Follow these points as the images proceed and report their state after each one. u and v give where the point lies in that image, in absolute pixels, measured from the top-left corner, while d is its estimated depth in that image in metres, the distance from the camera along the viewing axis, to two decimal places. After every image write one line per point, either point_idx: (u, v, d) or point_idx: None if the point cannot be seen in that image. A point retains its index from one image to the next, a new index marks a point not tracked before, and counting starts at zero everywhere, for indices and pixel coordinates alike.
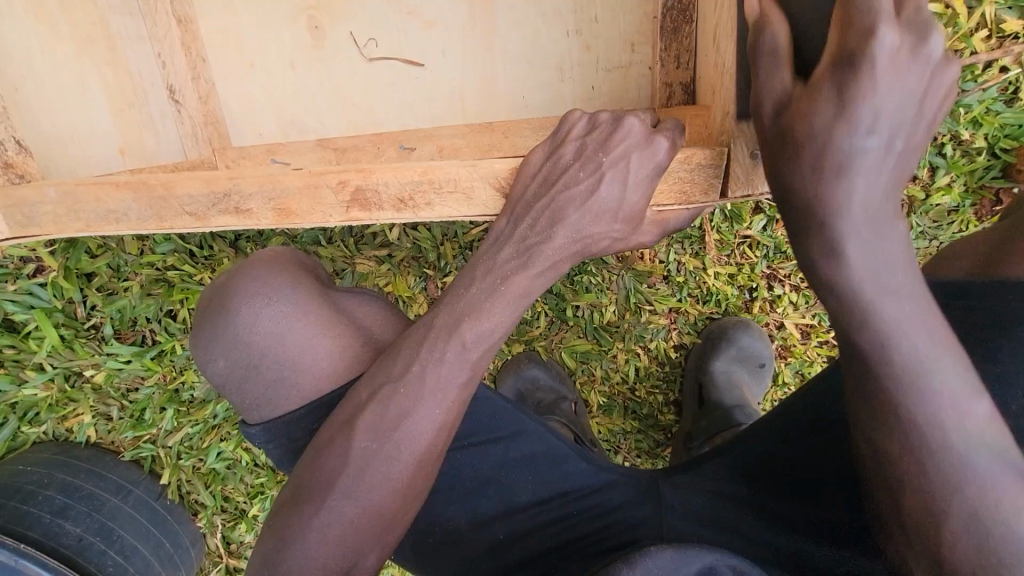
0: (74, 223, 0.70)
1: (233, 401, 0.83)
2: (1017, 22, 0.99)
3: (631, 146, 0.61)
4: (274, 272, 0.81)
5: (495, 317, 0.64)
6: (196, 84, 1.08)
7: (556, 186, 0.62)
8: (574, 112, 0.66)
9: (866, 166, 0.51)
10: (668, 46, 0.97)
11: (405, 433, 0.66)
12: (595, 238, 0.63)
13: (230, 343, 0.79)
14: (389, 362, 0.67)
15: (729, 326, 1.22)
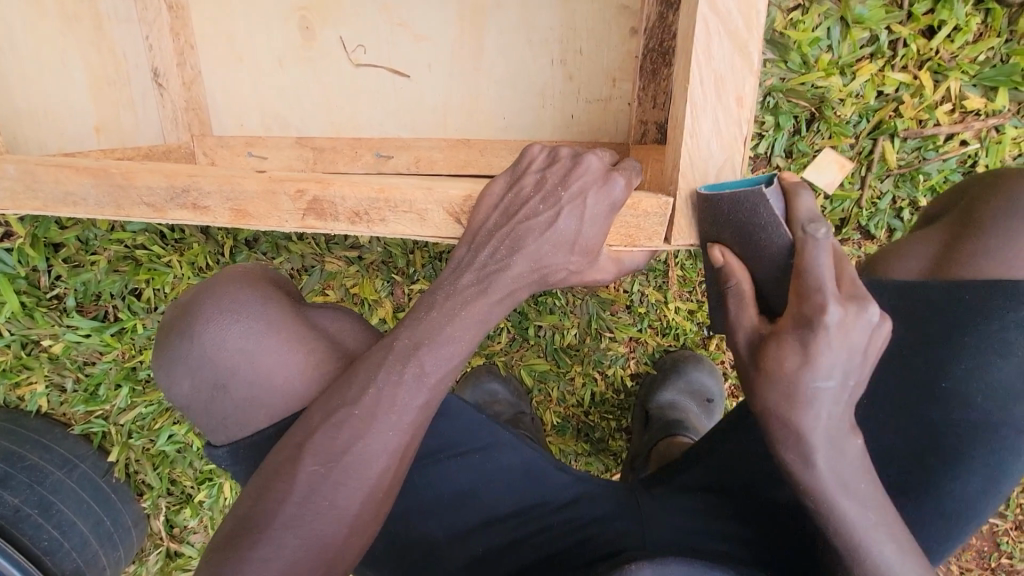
0: (30, 201, 0.70)
1: (200, 423, 0.84)
2: (980, 99, 1.03)
3: (589, 183, 0.63)
4: (244, 289, 0.81)
5: (452, 342, 0.66)
6: (182, 70, 1.10)
7: (517, 217, 0.63)
8: (535, 146, 0.67)
9: (826, 251, 0.55)
10: (647, 86, 1.00)
11: (356, 455, 0.66)
12: (552, 268, 0.64)
13: (197, 362, 0.79)
14: (347, 386, 0.69)
15: (681, 359, 1.25)
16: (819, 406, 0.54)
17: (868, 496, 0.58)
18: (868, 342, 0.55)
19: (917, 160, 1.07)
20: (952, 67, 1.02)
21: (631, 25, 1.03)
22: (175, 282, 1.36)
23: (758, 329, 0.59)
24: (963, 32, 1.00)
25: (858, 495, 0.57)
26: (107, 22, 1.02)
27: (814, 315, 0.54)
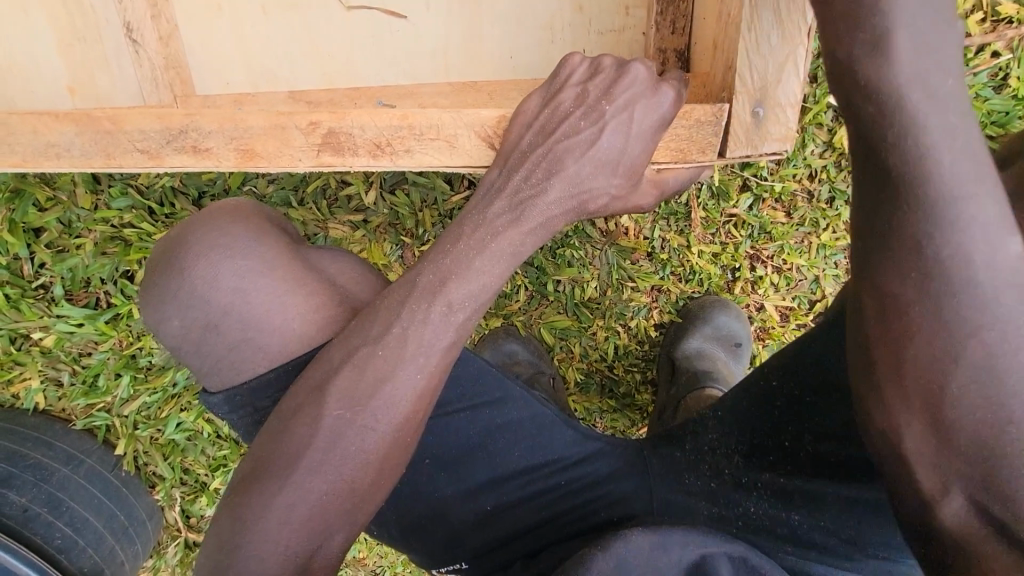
0: (7, 157, 0.63)
1: (190, 366, 0.72)
2: (1013, 5, 0.97)
3: (636, 95, 0.56)
4: (238, 223, 0.70)
5: (484, 278, 0.59)
6: (156, 24, 0.99)
7: (555, 136, 0.57)
8: (574, 55, 0.60)
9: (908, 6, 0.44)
10: (664, 10, 0.93)
11: (384, 398, 0.59)
12: (592, 193, 0.58)
13: (188, 299, 0.68)
14: (367, 322, 0.61)
15: (708, 306, 1.21)
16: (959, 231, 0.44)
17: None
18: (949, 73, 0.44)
19: None
20: None
21: None
22: None
23: (846, 191, 0.49)
24: None
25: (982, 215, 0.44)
26: None
27: None
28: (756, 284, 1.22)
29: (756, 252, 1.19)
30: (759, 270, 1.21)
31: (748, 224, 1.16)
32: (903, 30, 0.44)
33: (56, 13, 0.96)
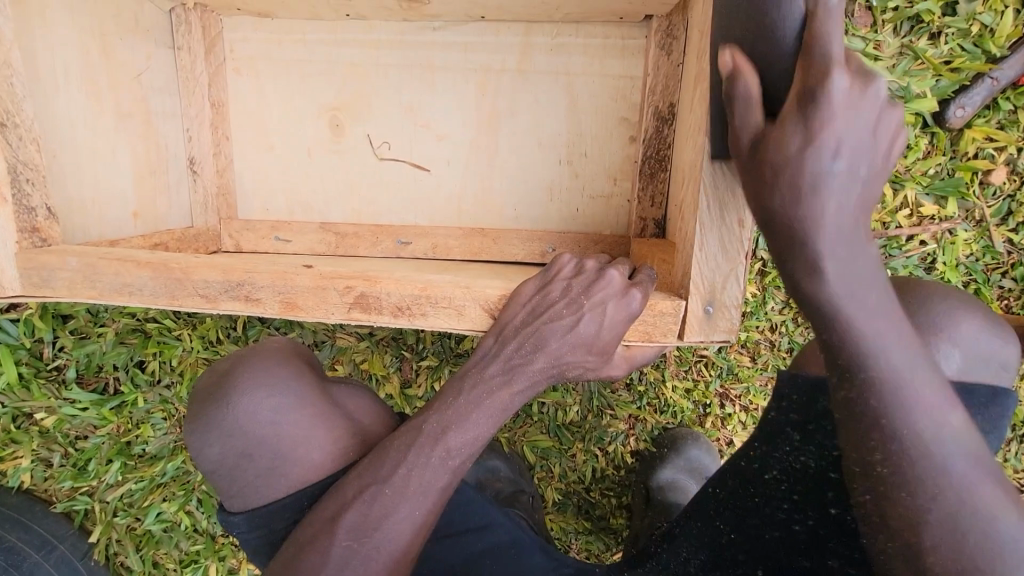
0: (87, 290, 0.74)
1: (216, 486, 0.81)
2: (933, 206, 1.16)
3: (609, 295, 0.69)
4: (280, 362, 0.82)
5: (478, 429, 0.69)
6: (216, 159, 1.18)
7: (543, 319, 0.69)
8: (563, 256, 0.75)
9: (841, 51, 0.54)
10: (645, 187, 1.12)
11: (384, 532, 0.68)
12: (570, 365, 0.70)
13: (228, 430, 0.77)
14: (379, 460, 0.70)
15: (680, 437, 1.31)
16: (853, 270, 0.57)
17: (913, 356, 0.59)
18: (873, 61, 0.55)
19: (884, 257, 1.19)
20: (907, 178, 1.15)
21: (631, 134, 1.15)
22: (183, 355, 1.36)
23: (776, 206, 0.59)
24: (914, 149, 1.14)
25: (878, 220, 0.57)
26: (155, 119, 1.08)
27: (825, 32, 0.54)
28: (725, 421, 1.32)
29: (724, 390, 1.30)
30: (728, 408, 1.31)
31: (716, 365, 1.29)
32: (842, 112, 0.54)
33: (135, 150, 1.05)
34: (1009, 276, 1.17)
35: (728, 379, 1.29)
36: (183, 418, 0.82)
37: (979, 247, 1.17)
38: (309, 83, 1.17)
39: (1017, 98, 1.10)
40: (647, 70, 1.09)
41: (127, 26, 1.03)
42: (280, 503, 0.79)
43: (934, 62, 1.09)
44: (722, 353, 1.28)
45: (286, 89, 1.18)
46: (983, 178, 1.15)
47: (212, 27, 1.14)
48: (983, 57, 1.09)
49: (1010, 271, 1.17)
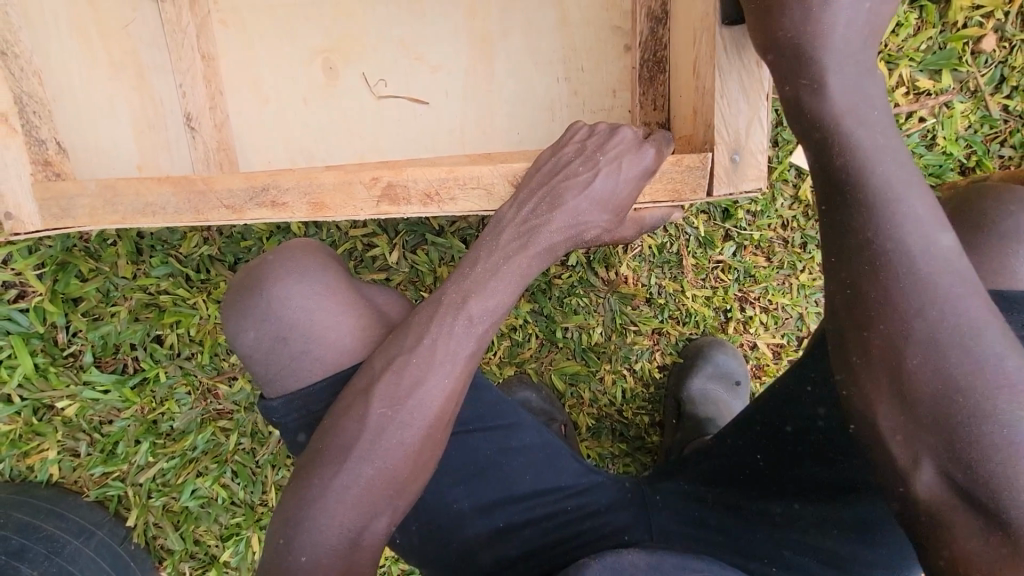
0: (108, 215, 0.73)
1: (255, 373, 0.82)
2: (928, 81, 1.17)
3: (624, 151, 0.71)
4: (306, 255, 0.82)
5: (499, 294, 0.69)
6: (213, 113, 1.13)
7: (559, 177, 0.70)
8: (576, 125, 0.75)
9: (859, 118, 0.61)
10: (645, 92, 1.11)
11: (418, 399, 0.68)
12: (587, 226, 0.70)
13: (261, 315, 0.78)
14: (402, 336, 0.70)
15: (705, 345, 1.31)
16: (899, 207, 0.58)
17: (966, 289, 0.56)
18: (887, 120, 0.62)
19: None
20: (900, 56, 1.16)
21: (625, 43, 1.15)
22: (201, 324, 1.34)
23: (807, 134, 0.63)
24: (904, 26, 1.15)
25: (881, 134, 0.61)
26: (149, 73, 1.11)
27: (848, 127, 0.61)
28: (747, 325, 1.33)
29: (744, 294, 1.32)
30: (749, 311, 1.33)
31: (733, 269, 1.30)
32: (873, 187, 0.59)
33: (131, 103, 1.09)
34: (1009, 145, 1.20)
35: (746, 282, 1.30)
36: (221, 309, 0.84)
37: (976, 118, 1.19)
38: (298, 28, 1.16)
39: None
40: None
41: None
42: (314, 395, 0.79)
43: None
44: (738, 256, 1.29)
45: (274, 35, 1.17)
46: (973, 47, 1.17)
47: None
48: None
49: (1009, 138, 1.19)
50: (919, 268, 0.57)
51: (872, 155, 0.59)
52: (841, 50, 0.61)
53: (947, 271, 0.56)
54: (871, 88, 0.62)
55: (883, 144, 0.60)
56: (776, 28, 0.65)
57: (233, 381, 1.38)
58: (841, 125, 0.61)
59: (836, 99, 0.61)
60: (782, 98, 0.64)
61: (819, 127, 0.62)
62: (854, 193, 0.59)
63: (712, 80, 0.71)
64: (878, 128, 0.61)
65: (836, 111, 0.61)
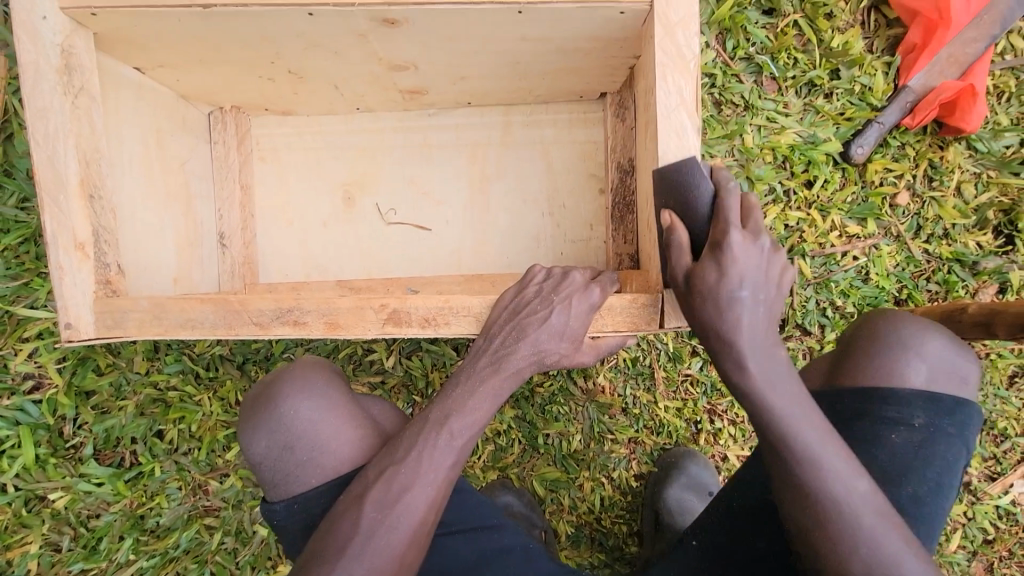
0: (154, 327, 0.86)
1: (263, 476, 0.90)
2: (857, 226, 1.39)
3: (573, 292, 0.85)
4: (317, 372, 0.92)
5: (476, 413, 0.81)
6: (244, 232, 1.34)
7: (521, 315, 0.84)
8: (536, 268, 0.91)
9: (732, 216, 0.78)
10: (617, 228, 1.31)
11: (405, 506, 0.77)
12: (546, 352, 0.83)
13: (275, 424, 0.88)
14: (393, 449, 0.80)
15: (679, 456, 1.39)
16: (740, 310, 0.74)
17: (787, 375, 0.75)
18: (764, 237, 0.78)
19: (826, 272, 1.39)
20: (831, 206, 1.38)
21: (599, 187, 1.37)
22: (203, 420, 1.42)
23: (694, 269, 0.78)
24: (831, 182, 1.38)
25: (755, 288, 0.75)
26: (194, 201, 1.26)
27: (725, 235, 0.77)
28: (717, 436, 1.43)
29: (712, 407, 1.42)
30: (718, 423, 1.42)
31: (701, 382, 1.42)
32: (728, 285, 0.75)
33: (177, 228, 1.20)
34: (932, 281, 1.39)
35: (713, 395, 1.42)
36: (237, 416, 0.93)
37: (902, 258, 1.39)
38: (326, 165, 1.38)
39: (902, 136, 1.38)
40: (607, 134, 1.33)
41: (176, 125, 1.22)
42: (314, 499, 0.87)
43: (832, 115, 1.37)
44: (704, 371, 1.42)
45: (305, 171, 1.38)
46: (892, 201, 1.39)
47: (243, 125, 1.35)
48: (869, 107, 1.38)
49: (932, 276, 1.39)
50: (764, 391, 0.74)
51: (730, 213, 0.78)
52: (733, 207, 0.79)
53: (778, 386, 0.75)
54: (756, 229, 0.78)
55: (736, 225, 0.78)
56: (713, 212, 0.81)
57: (225, 478, 1.42)
58: (723, 219, 0.79)
59: (728, 220, 0.78)
60: (671, 218, 0.82)
61: (713, 245, 0.77)
62: (723, 259, 0.75)
63: (666, 219, 0.82)
64: (748, 254, 0.76)
65: (722, 230, 0.77)
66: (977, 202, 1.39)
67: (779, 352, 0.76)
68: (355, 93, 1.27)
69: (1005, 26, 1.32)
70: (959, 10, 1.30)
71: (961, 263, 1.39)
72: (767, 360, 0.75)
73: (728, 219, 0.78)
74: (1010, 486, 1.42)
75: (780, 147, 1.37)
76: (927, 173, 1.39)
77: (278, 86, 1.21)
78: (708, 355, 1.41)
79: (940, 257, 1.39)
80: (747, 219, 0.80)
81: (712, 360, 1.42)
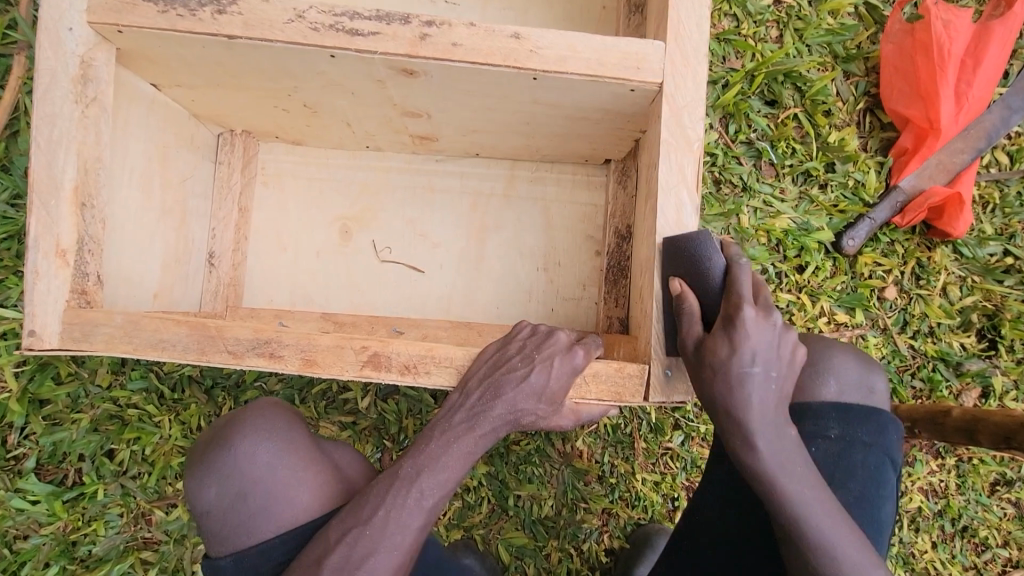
0: (122, 344, 0.83)
1: (209, 530, 0.84)
2: (845, 315, 1.40)
3: (556, 352, 0.83)
4: (276, 412, 0.89)
5: (448, 471, 0.77)
6: (234, 254, 1.32)
7: (500, 371, 0.81)
8: (523, 321, 0.88)
9: (754, 385, 0.76)
10: (610, 291, 1.31)
11: (367, 571, 0.73)
12: (522, 413, 0.81)
13: (227, 469, 0.83)
14: (360, 506, 0.76)
15: (652, 532, 1.32)
16: (753, 391, 0.76)
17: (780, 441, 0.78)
18: (783, 388, 0.79)
19: None
20: (821, 292, 1.40)
21: (596, 249, 1.38)
22: (159, 443, 1.35)
23: (700, 337, 0.79)
24: (822, 270, 1.41)
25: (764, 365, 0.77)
26: (189, 217, 1.25)
27: (739, 356, 0.76)
28: None
29: (691, 484, 1.38)
30: None
31: (681, 457, 1.38)
32: (754, 392, 0.76)
33: (167, 242, 1.18)
34: (917, 377, 1.40)
35: (692, 472, 1.38)
36: (187, 462, 0.88)
37: (888, 351, 1.40)
38: (327, 197, 1.39)
39: (891, 232, 1.42)
40: (608, 199, 1.36)
41: (183, 142, 1.22)
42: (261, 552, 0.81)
43: (826, 205, 1.41)
44: (685, 445, 1.38)
45: (306, 201, 1.38)
46: (880, 293, 1.42)
47: (251, 149, 1.36)
48: (860, 201, 1.42)
49: (916, 372, 1.40)
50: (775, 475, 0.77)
51: (749, 368, 0.76)
52: (752, 321, 0.77)
53: (790, 468, 0.77)
54: (771, 368, 0.77)
55: (766, 402, 0.77)
56: (725, 285, 0.80)
57: (172, 509, 1.34)
58: (739, 343, 0.76)
59: (740, 294, 0.78)
60: (680, 288, 0.82)
61: (712, 342, 0.78)
62: (734, 338, 0.76)
63: (676, 285, 0.82)
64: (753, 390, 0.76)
65: (742, 391, 0.76)
66: (962, 303, 1.42)
67: (791, 425, 0.79)
68: (366, 132, 1.29)
69: (990, 141, 1.39)
70: (949, 122, 1.37)
71: (945, 362, 1.40)
72: (780, 413, 0.78)
73: (746, 385, 0.76)
74: None
75: (774, 231, 1.39)
76: (915, 271, 1.43)
77: (291, 117, 1.23)
78: (691, 429, 1.38)
79: (924, 354, 1.41)
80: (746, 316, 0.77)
81: (694, 434, 1.39)
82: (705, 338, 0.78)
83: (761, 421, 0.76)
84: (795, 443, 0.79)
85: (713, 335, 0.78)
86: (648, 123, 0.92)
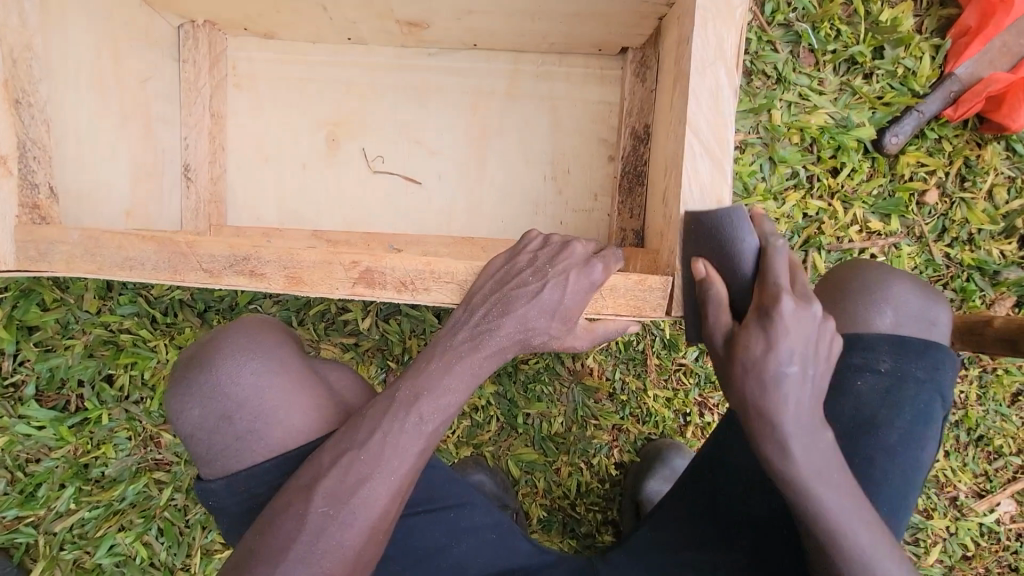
0: (85, 264, 0.74)
1: (196, 451, 0.79)
2: (879, 223, 1.29)
3: (572, 265, 0.73)
4: (262, 332, 0.81)
5: (452, 392, 0.69)
6: (211, 167, 1.20)
7: (509, 286, 0.72)
8: (534, 232, 0.78)
9: (788, 389, 0.62)
10: (624, 200, 1.19)
11: (362, 498, 0.66)
12: (534, 332, 0.71)
13: (209, 391, 0.76)
14: (352, 431, 0.68)
15: (664, 447, 1.31)
16: (788, 391, 0.63)
17: (829, 454, 0.66)
18: (817, 372, 0.64)
19: None
20: (855, 198, 1.28)
21: (609, 153, 1.25)
22: (157, 368, 1.31)
23: (732, 329, 0.67)
24: (858, 172, 1.28)
25: (810, 442, 0.64)
26: (155, 123, 1.12)
27: (776, 354, 0.62)
28: (705, 430, 1.35)
29: (703, 399, 1.35)
30: (707, 416, 1.35)
31: (695, 373, 1.34)
32: (787, 395, 0.63)
33: (133, 152, 1.07)
34: (950, 287, 1.31)
35: (706, 387, 1.34)
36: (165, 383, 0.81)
37: (921, 261, 1.30)
38: (309, 99, 1.24)
39: (940, 129, 1.27)
40: (624, 95, 1.20)
41: (136, 34, 1.07)
42: (257, 473, 0.76)
43: (869, 97, 1.25)
44: (699, 361, 1.33)
45: (285, 105, 1.24)
46: (919, 198, 1.30)
47: (217, 44, 1.19)
48: (909, 93, 1.26)
49: (950, 282, 1.31)
50: (810, 482, 0.65)
51: (783, 369, 0.62)
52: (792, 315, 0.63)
53: (826, 476, 0.65)
54: (808, 365, 0.63)
55: (801, 400, 0.63)
56: (757, 274, 0.69)
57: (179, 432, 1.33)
58: (776, 343, 0.62)
59: (776, 283, 0.65)
60: (717, 296, 0.70)
61: (744, 331, 0.65)
62: (770, 332, 0.63)
63: (702, 269, 0.72)
64: (796, 420, 0.63)
65: (761, 378, 0.63)
66: (1008, 208, 1.30)
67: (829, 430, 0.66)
68: (346, 19, 1.12)
69: None
70: None
71: (982, 271, 1.31)
72: (813, 473, 0.65)
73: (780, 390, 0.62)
74: (997, 504, 1.38)
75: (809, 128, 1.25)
76: (961, 171, 1.29)
77: (256, 1, 1.06)
78: (706, 345, 1.33)
79: (960, 263, 1.31)
80: (794, 279, 0.68)
81: (708, 350, 1.33)
82: (737, 328, 0.66)
83: (794, 423, 0.63)
84: (830, 447, 0.66)
85: (746, 327, 0.65)
86: (709, 246, 0.72)
